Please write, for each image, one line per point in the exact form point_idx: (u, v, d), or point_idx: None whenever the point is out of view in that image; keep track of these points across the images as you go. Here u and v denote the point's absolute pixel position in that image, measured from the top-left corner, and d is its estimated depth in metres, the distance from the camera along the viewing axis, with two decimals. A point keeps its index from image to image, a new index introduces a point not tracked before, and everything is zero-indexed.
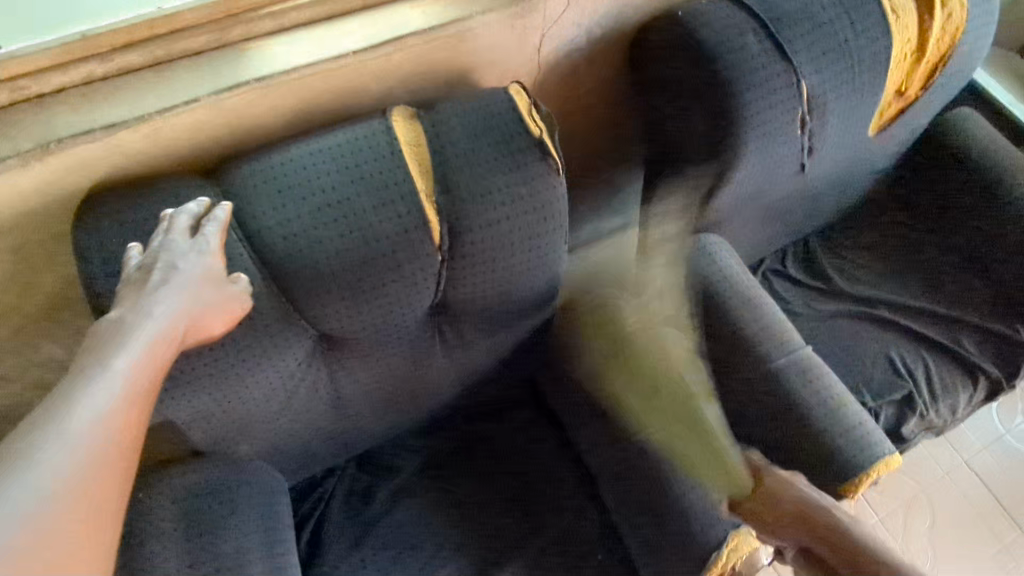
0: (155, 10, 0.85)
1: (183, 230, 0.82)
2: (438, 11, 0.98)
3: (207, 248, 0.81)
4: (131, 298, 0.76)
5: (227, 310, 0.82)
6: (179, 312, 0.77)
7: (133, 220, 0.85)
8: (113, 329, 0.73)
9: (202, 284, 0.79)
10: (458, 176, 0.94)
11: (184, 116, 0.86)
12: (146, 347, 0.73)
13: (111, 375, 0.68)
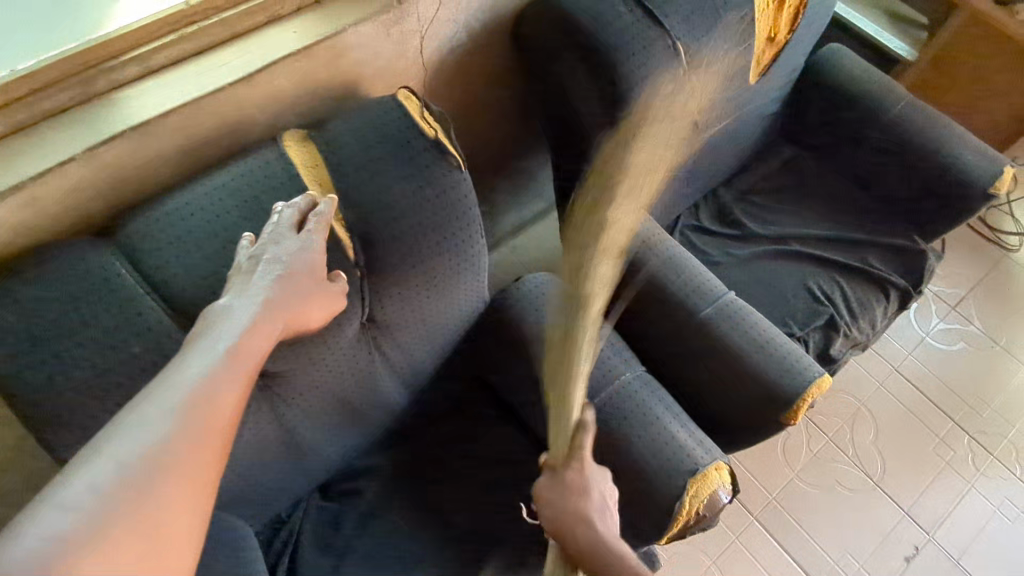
0: (6, 73, 0.78)
1: (289, 224, 0.79)
2: (311, 28, 0.95)
3: (311, 243, 0.78)
4: (247, 284, 0.71)
5: (325, 305, 0.78)
6: (287, 301, 0.72)
7: (22, 296, 0.78)
8: (230, 306, 0.68)
9: (303, 273, 0.75)
10: (364, 188, 0.92)
11: (60, 178, 0.81)
12: (259, 326, 0.67)
13: (216, 352, 0.63)
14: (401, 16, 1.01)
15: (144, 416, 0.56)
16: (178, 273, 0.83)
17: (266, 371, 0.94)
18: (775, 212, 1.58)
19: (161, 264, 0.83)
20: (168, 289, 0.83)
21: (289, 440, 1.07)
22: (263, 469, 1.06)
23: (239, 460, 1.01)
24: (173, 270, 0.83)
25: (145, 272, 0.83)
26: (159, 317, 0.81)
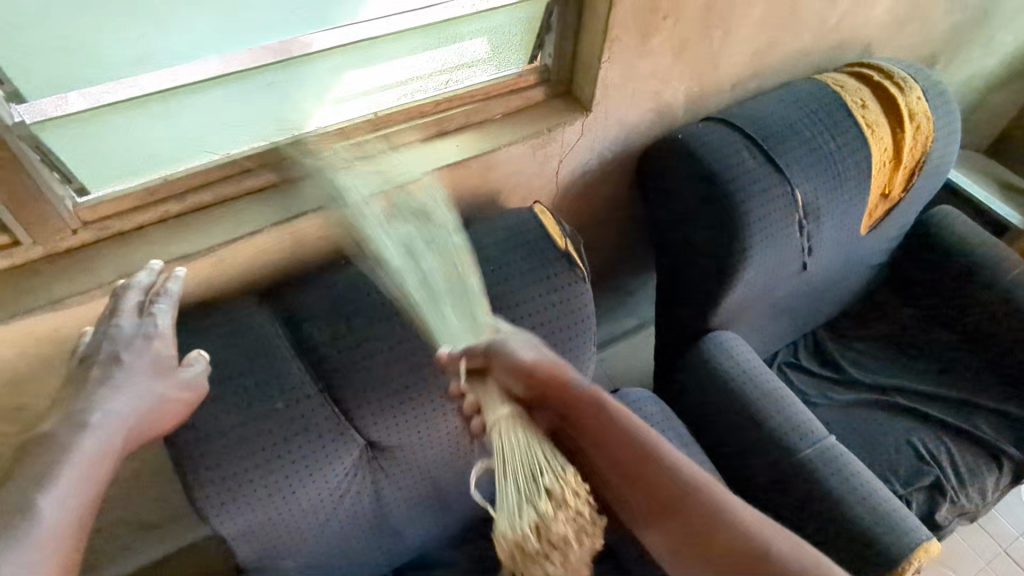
0: (223, 155, 0.94)
1: (132, 309, 0.78)
2: (470, 143, 1.08)
3: (154, 328, 0.78)
4: (74, 404, 0.70)
5: (179, 403, 0.77)
6: (124, 418, 0.71)
7: (197, 341, 0.90)
8: (44, 450, 0.65)
9: (136, 376, 0.74)
10: (498, 286, 1.00)
11: (246, 244, 0.93)
12: (86, 467, 0.66)
13: (21, 510, 0.61)
14: (547, 141, 1.14)
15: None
16: (328, 339, 0.93)
17: (378, 444, 0.99)
18: (880, 363, 1.57)
19: (315, 330, 0.93)
20: (317, 353, 0.93)
21: (378, 516, 1.09)
22: (350, 540, 1.08)
23: (336, 527, 1.04)
24: (324, 336, 0.93)
25: (298, 335, 0.94)
26: (304, 377, 0.90)
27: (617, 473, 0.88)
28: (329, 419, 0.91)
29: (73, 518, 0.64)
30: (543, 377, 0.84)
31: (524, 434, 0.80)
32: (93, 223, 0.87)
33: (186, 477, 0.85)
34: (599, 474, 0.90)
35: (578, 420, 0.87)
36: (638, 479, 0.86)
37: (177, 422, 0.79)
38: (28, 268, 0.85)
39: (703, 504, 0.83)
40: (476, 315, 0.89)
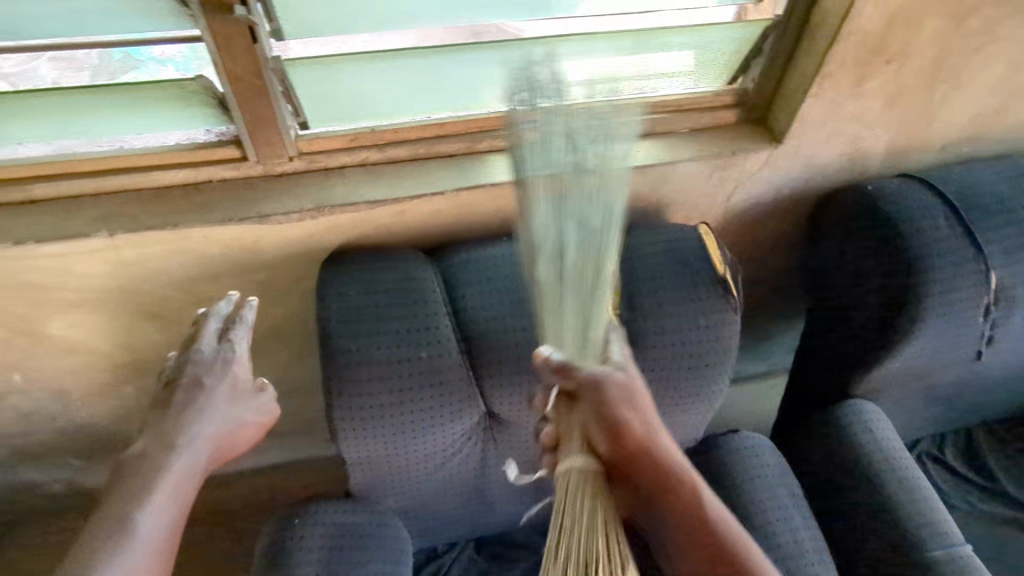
0: (424, 117, 1.00)
1: (212, 335, 0.87)
2: (650, 152, 1.10)
3: (230, 354, 0.86)
4: (168, 422, 0.80)
5: (254, 422, 0.87)
6: (200, 443, 0.81)
7: (368, 281, 0.97)
8: (145, 468, 0.77)
9: (211, 405, 0.82)
10: (648, 296, 1.01)
11: (425, 203, 1.01)
12: (170, 488, 0.76)
13: (124, 519, 0.72)
14: (728, 164, 1.12)
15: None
16: (478, 306, 0.97)
17: (497, 416, 1.03)
18: None
19: (468, 294, 0.98)
20: (465, 316, 0.97)
21: (479, 483, 1.14)
22: (448, 497, 1.14)
23: (439, 480, 1.10)
24: (475, 302, 0.97)
25: (451, 296, 0.98)
26: (449, 336, 0.95)
27: (673, 529, 0.87)
28: (463, 379, 0.96)
29: (165, 531, 0.74)
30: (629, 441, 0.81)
31: (592, 516, 0.79)
32: (305, 154, 0.98)
33: (330, 398, 0.92)
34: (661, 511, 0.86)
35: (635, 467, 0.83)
36: (686, 531, 0.86)
37: (251, 439, 0.89)
38: (249, 181, 0.97)
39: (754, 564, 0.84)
40: (608, 347, 0.84)
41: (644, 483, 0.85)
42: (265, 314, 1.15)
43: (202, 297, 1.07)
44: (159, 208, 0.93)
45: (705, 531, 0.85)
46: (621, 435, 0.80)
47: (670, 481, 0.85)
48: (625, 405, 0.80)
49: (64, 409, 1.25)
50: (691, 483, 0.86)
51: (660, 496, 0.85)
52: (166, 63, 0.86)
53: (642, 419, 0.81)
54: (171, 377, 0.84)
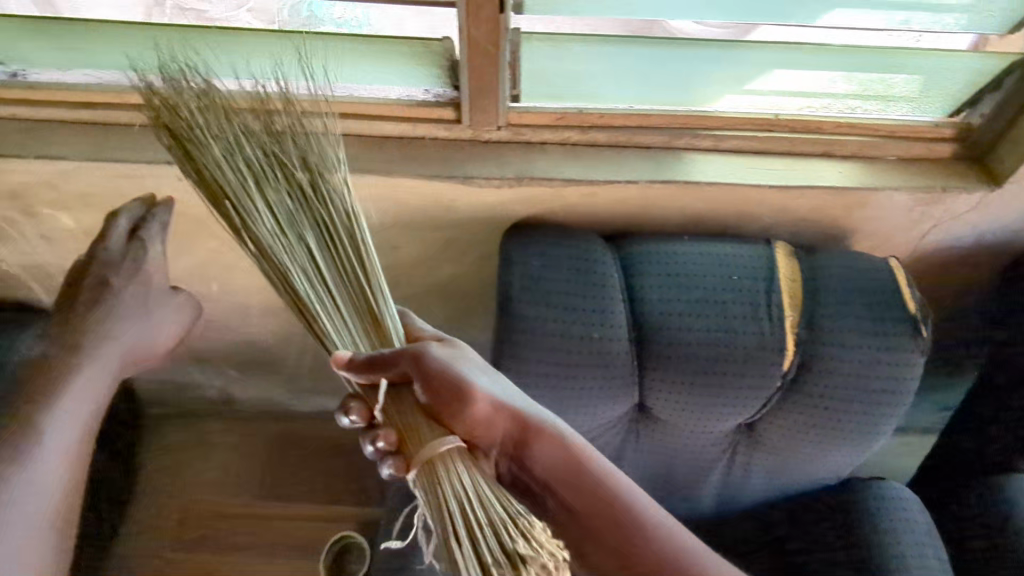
0: (627, 107, 1.01)
1: (121, 234, 0.96)
2: (854, 172, 1.05)
3: (137, 254, 0.97)
4: (85, 320, 0.95)
5: (164, 326, 1.02)
6: (124, 343, 0.97)
7: (551, 254, 0.99)
8: (82, 379, 0.93)
9: (129, 317, 0.96)
10: (831, 321, 0.97)
11: (618, 189, 1.03)
12: (80, 393, 0.93)
13: (77, 424, 0.92)
14: (934, 200, 1.06)
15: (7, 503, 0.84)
16: (654, 299, 0.97)
17: (647, 410, 1.04)
18: None
19: (645, 285, 0.98)
20: (639, 306, 0.97)
21: None
22: None
23: None
24: (652, 294, 0.97)
25: (629, 282, 0.99)
26: (621, 322, 0.96)
27: (549, 477, 0.81)
28: (626, 366, 0.97)
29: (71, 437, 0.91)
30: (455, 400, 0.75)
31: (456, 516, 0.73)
32: (512, 126, 1.02)
33: (496, 362, 0.96)
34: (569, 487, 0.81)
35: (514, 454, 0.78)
36: (590, 513, 0.81)
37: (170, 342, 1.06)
38: (458, 144, 1.03)
39: (591, 478, 0.81)
40: (372, 309, 0.83)
41: (506, 442, 0.80)
42: (437, 269, 1.21)
43: (389, 243, 1.15)
44: (377, 154, 1.01)
45: (589, 487, 0.81)
46: (463, 403, 0.75)
47: (526, 430, 0.79)
48: (455, 365, 0.77)
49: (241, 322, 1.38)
50: (538, 425, 0.79)
51: (519, 442, 0.80)
52: (342, 25, 0.97)
53: (472, 381, 0.76)
54: (88, 281, 0.96)
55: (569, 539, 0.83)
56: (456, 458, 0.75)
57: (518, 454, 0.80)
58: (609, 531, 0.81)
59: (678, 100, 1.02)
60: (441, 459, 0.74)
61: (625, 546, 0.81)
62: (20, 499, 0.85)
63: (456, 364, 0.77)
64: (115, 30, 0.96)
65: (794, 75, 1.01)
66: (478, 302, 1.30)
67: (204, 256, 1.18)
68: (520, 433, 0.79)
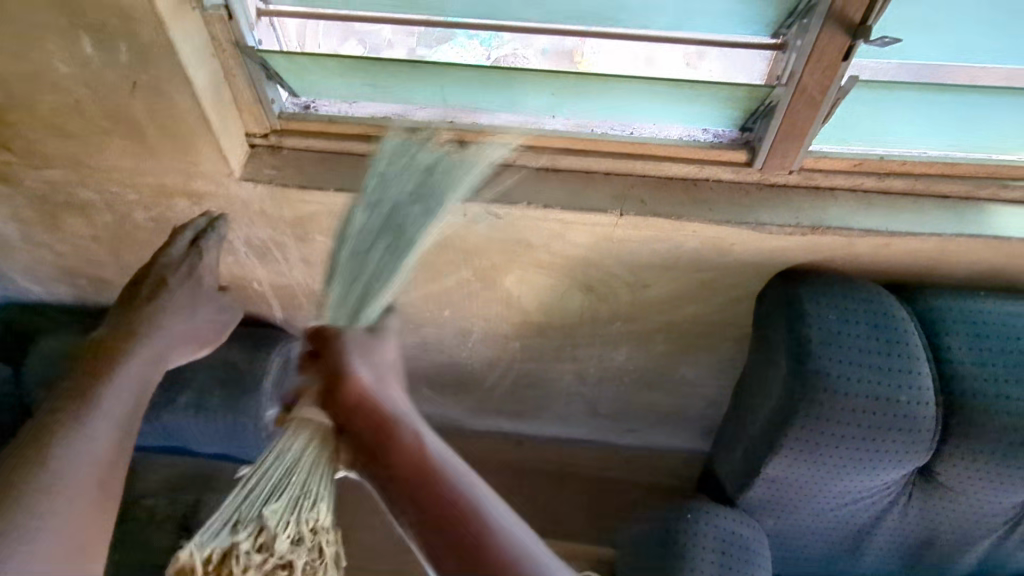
0: (922, 154, 0.96)
1: (183, 244, 0.98)
2: None
3: (197, 261, 0.98)
4: (140, 314, 0.95)
5: (212, 328, 1.05)
6: (168, 335, 0.97)
7: (850, 307, 0.97)
8: (138, 362, 0.93)
9: (173, 322, 0.96)
10: None
11: (917, 241, 0.98)
12: (133, 374, 0.93)
13: (114, 417, 0.89)
14: None
15: (67, 469, 0.82)
16: (966, 362, 0.95)
17: (932, 476, 1.00)
18: None
19: (954, 346, 0.96)
20: (950, 367, 0.95)
21: (863, 536, 1.11)
22: (826, 540, 1.12)
23: (832, 520, 1.08)
24: (962, 357, 0.95)
25: (935, 342, 0.97)
26: (931, 385, 0.94)
27: (400, 466, 0.79)
28: (933, 431, 0.94)
29: (119, 418, 0.90)
30: (348, 399, 0.82)
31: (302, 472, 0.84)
32: (805, 170, 0.98)
33: (791, 414, 0.94)
34: (392, 463, 0.79)
35: (369, 442, 0.81)
36: (408, 491, 0.78)
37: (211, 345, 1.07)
38: (744, 188, 1.01)
39: (441, 486, 0.78)
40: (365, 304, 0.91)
41: (364, 431, 0.81)
42: (678, 308, 1.19)
43: (641, 282, 1.14)
44: (662, 197, 1.00)
45: (429, 480, 0.78)
46: (338, 383, 0.82)
47: (382, 421, 0.81)
48: (355, 354, 0.84)
49: (456, 347, 1.39)
50: (394, 417, 0.82)
51: (374, 440, 0.81)
52: (472, 38, 0.93)
53: (348, 372, 0.82)
54: (147, 281, 0.96)
55: (413, 524, 0.78)
56: (317, 432, 0.85)
57: (370, 457, 0.81)
58: (434, 505, 0.76)
59: (974, 147, 0.95)
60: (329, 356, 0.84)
61: (464, 553, 0.74)
62: (72, 464, 0.83)
63: (352, 354, 0.84)
64: (397, 67, 0.92)
65: None
66: (706, 341, 1.26)
67: (449, 286, 1.20)
68: (355, 421, 0.82)
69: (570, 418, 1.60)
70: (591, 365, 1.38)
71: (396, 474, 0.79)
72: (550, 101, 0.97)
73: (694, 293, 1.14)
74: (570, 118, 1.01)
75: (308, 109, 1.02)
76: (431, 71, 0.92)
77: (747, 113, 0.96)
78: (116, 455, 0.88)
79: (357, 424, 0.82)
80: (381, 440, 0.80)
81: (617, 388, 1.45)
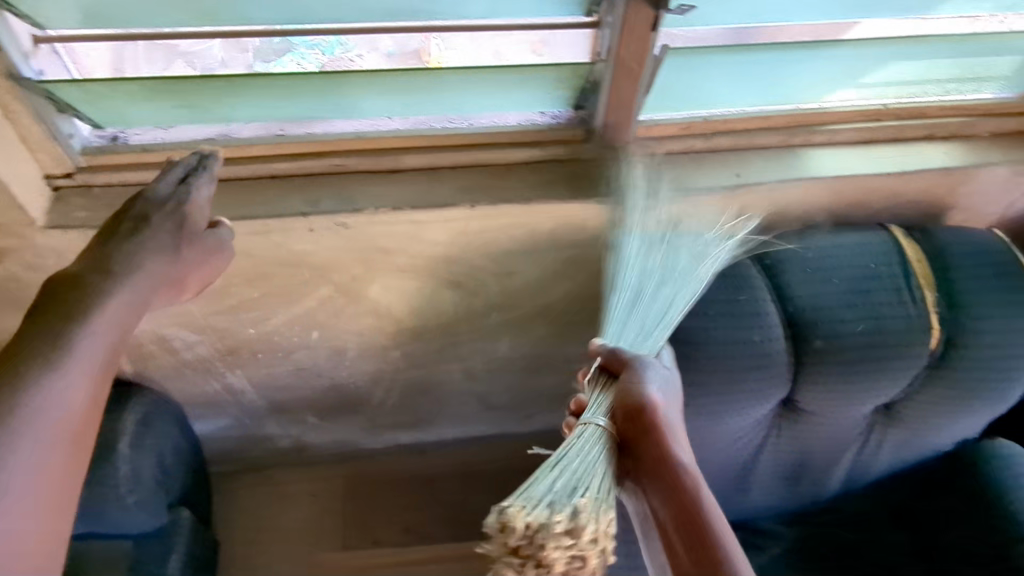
0: (739, 113, 1.03)
1: (174, 179, 0.85)
2: (958, 154, 1.08)
3: (186, 200, 0.85)
4: (121, 246, 0.82)
5: (206, 265, 0.89)
6: (139, 286, 0.82)
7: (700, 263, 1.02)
8: (111, 313, 0.80)
9: (156, 261, 0.83)
10: (971, 297, 1.03)
11: (751, 191, 1.04)
12: (104, 329, 0.79)
13: (87, 369, 0.76)
14: None
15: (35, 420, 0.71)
16: (803, 295, 1.03)
17: (792, 405, 1.08)
18: None
19: (792, 283, 1.04)
20: (791, 304, 1.03)
21: (747, 473, 1.18)
22: (716, 483, 1.19)
23: (716, 465, 1.14)
24: (800, 291, 1.03)
25: (776, 283, 1.05)
26: (776, 324, 1.02)
27: (669, 517, 0.85)
28: (785, 367, 1.02)
29: (90, 372, 0.77)
30: (637, 410, 0.88)
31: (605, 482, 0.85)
32: (640, 140, 1.02)
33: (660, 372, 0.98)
34: (670, 497, 0.85)
35: (646, 448, 0.87)
36: (674, 505, 0.84)
37: (196, 288, 0.91)
38: (586, 164, 1.03)
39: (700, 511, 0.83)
40: None
41: (642, 455, 0.87)
42: (547, 291, 1.21)
43: (507, 270, 1.14)
44: (509, 184, 1.00)
45: (687, 502, 0.84)
46: (636, 411, 0.88)
47: (662, 451, 0.87)
48: (648, 378, 0.90)
49: (334, 367, 1.33)
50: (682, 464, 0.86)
51: (633, 438, 0.88)
52: (314, 47, 0.89)
53: (648, 399, 0.88)
54: (130, 216, 0.84)
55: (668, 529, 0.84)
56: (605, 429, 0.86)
57: (634, 446, 0.88)
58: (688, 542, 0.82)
59: (789, 99, 1.03)
60: (628, 392, 0.88)
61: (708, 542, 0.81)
62: (39, 417, 0.72)
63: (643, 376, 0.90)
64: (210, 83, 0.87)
65: (892, 70, 1.02)
66: (582, 317, 1.29)
67: (312, 306, 1.14)
68: (631, 423, 0.88)
69: (468, 418, 1.58)
70: (476, 360, 1.38)
71: (683, 517, 0.83)
72: (383, 101, 0.95)
73: (560, 274, 1.17)
74: (408, 117, 0.98)
75: (116, 140, 0.94)
76: (250, 83, 0.88)
77: (576, 92, 0.99)
78: (78, 440, 0.75)
79: (632, 433, 0.88)
80: (651, 456, 0.87)
81: (507, 378, 1.45)
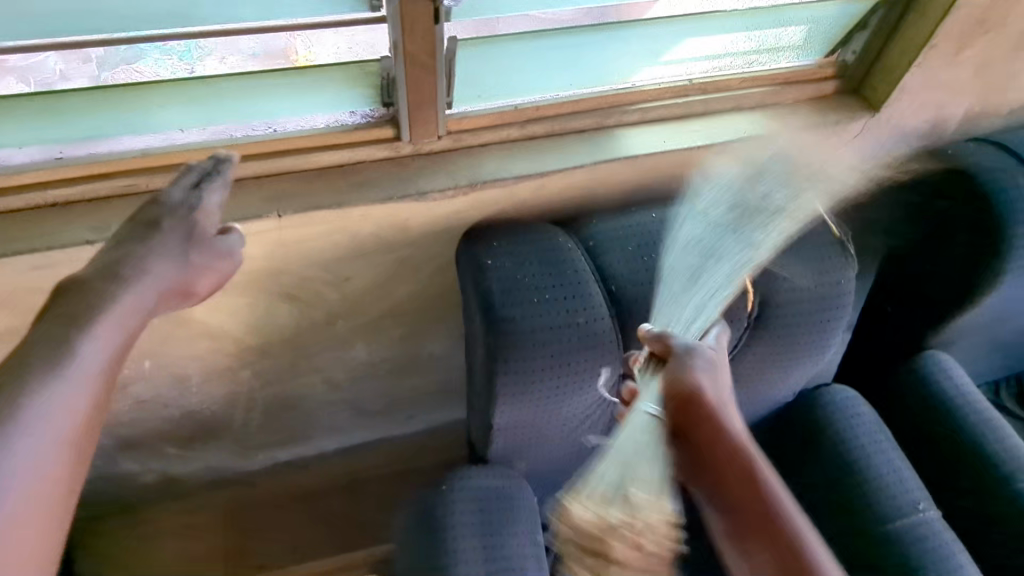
0: (552, 97, 1.03)
1: (187, 185, 0.86)
2: (762, 121, 1.13)
3: (196, 206, 0.85)
4: (135, 251, 0.83)
5: (213, 269, 0.89)
6: (145, 284, 0.84)
7: (519, 251, 1.03)
8: (114, 316, 0.80)
9: (160, 262, 0.84)
10: (780, 258, 1.07)
11: (570, 174, 1.06)
12: (106, 332, 0.79)
13: (89, 373, 0.77)
14: (829, 133, 1.17)
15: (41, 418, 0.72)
16: (624, 272, 1.05)
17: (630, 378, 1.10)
18: None
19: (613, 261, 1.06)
20: (613, 282, 1.04)
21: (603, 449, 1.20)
22: (575, 462, 1.21)
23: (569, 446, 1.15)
24: (621, 269, 1.05)
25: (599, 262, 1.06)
26: (599, 304, 1.02)
27: (735, 499, 0.87)
28: (614, 345, 1.03)
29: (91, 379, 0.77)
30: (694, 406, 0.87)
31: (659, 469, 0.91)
32: (452, 133, 1.01)
33: (493, 362, 0.98)
34: (722, 484, 0.87)
35: (700, 437, 0.87)
36: (733, 494, 0.87)
37: (209, 287, 0.91)
38: (401, 161, 1.01)
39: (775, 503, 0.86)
40: None
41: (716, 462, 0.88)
42: (390, 293, 1.19)
43: (341, 277, 1.11)
44: (317, 189, 0.97)
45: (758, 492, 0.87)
46: (689, 406, 0.87)
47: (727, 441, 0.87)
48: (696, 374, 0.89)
49: (180, 396, 1.26)
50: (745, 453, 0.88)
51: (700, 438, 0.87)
52: (169, 54, 0.86)
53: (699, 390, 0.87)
54: (140, 220, 0.85)
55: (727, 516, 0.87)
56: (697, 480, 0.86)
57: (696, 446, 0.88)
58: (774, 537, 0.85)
59: (597, 81, 1.05)
60: (678, 379, 0.88)
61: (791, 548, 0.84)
62: (40, 416, 0.72)
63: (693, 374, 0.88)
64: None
65: (686, 47, 1.06)
66: (434, 315, 1.27)
67: None
68: (681, 415, 0.87)
69: (343, 427, 1.55)
70: (335, 369, 1.34)
71: (744, 500, 0.86)
72: (172, 112, 0.91)
73: (398, 275, 1.15)
74: (207, 128, 0.93)
75: None
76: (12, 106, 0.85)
77: (378, 88, 0.96)
78: (80, 437, 0.76)
79: (688, 425, 0.87)
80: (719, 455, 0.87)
81: (372, 383, 1.42)
